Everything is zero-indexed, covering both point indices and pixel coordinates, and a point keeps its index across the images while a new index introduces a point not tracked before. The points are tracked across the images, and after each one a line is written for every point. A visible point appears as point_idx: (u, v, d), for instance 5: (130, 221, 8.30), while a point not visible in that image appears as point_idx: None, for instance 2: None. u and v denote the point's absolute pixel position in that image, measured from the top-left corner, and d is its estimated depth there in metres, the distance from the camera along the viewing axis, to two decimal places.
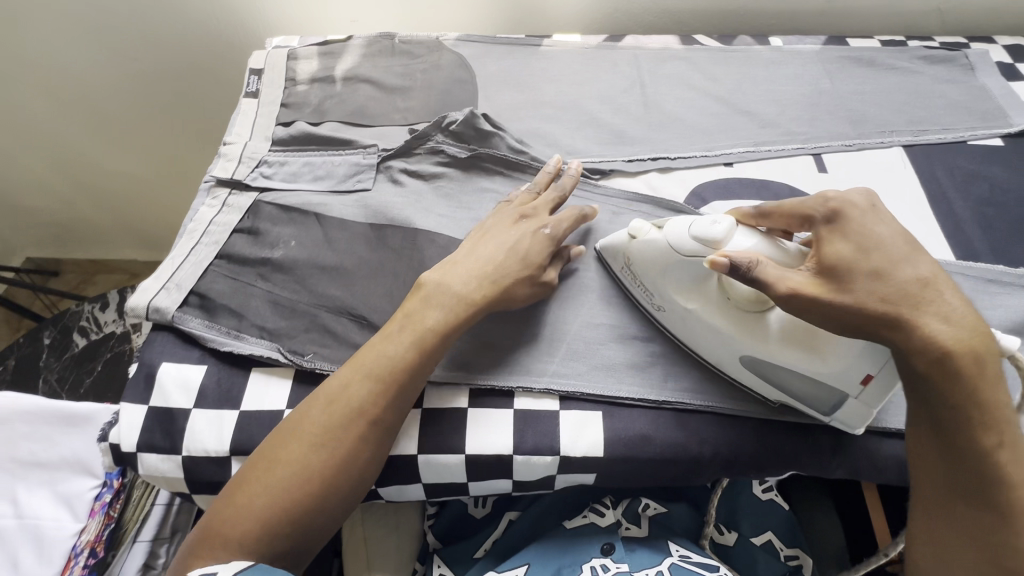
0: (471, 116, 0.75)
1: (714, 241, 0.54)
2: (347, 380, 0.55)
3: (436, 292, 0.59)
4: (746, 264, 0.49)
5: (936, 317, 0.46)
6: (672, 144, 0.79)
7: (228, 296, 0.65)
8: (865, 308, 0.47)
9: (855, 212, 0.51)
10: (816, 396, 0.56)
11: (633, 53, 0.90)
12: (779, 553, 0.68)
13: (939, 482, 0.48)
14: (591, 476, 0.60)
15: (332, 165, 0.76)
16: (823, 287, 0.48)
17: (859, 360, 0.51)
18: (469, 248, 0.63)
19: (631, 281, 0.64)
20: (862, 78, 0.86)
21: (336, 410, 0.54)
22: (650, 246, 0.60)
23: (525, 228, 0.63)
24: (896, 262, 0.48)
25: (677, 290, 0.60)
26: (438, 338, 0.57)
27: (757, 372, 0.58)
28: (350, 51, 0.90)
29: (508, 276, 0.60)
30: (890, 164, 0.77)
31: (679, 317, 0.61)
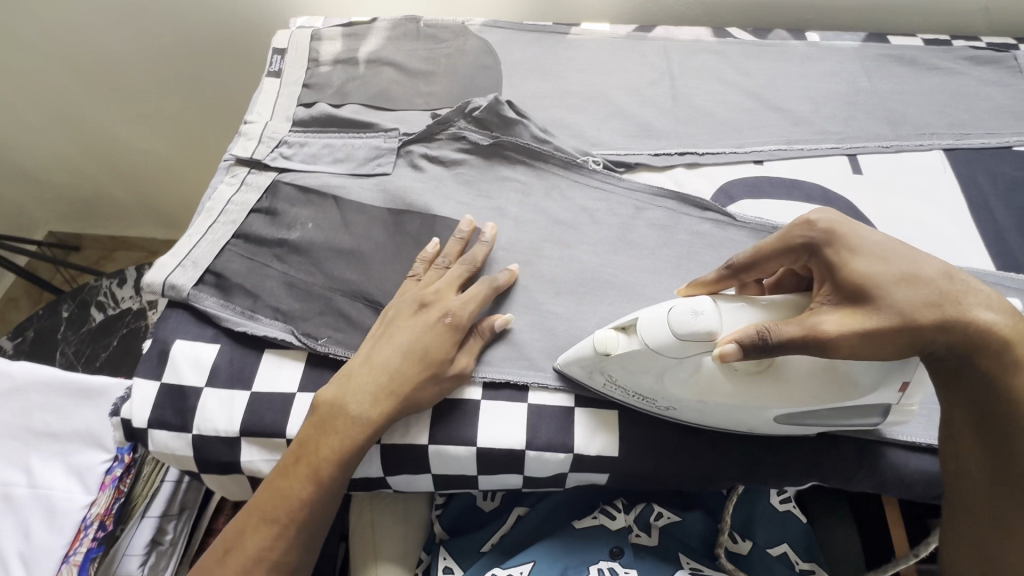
0: (495, 103, 0.73)
1: (706, 334, 0.48)
2: (242, 526, 0.54)
3: (329, 415, 0.54)
4: (755, 337, 0.45)
5: (982, 308, 0.45)
6: (700, 139, 0.77)
7: (244, 276, 0.65)
8: (916, 319, 0.44)
9: (844, 228, 0.49)
10: (859, 416, 0.54)
11: (663, 44, 0.88)
12: (795, 565, 0.66)
13: (979, 478, 0.48)
14: (604, 476, 0.59)
15: (352, 148, 0.74)
16: (861, 316, 0.45)
17: (891, 376, 0.49)
18: (367, 353, 0.57)
19: (616, 392, 0.56)
20: (902, 78, 0.83)
21: (232, 561, 0.53)
22: (631, 359, 0.52)
23: (422, 320, 0.58)
24: (919, 259, 0.47)
25: (683, 391, 0.53)
26: (336, 465, 0.53)
27: (794, 423, 0.54)
28: (374, 34, 0.88)
29: (409, 381, 0.55)
30: (929, 168, 0.74)
31: (696, 409, 0.54)
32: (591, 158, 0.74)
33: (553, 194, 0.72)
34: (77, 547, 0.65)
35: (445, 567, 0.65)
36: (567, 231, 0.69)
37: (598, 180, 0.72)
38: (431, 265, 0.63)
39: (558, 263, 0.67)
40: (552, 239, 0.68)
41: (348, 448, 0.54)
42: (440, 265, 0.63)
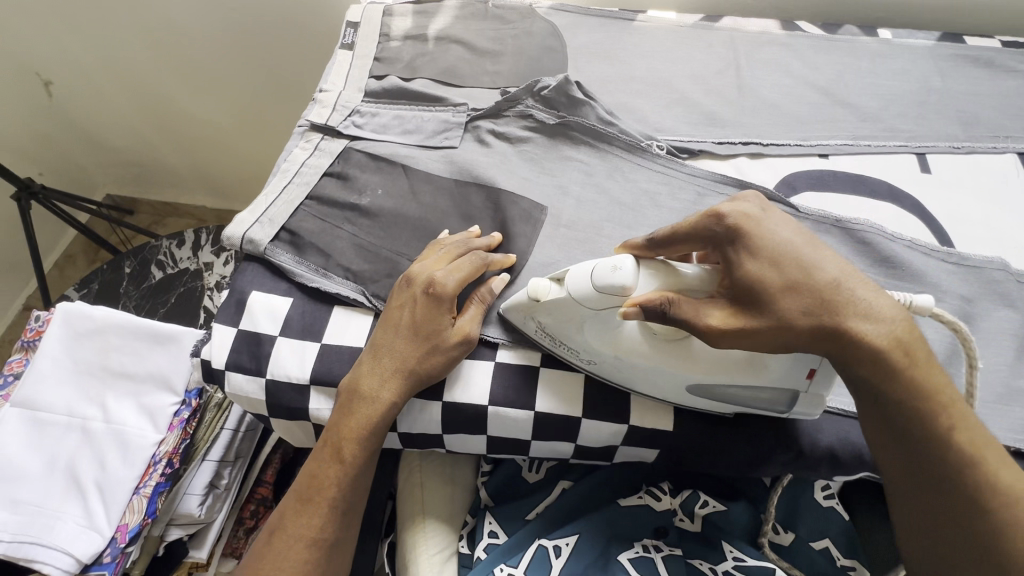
0: (564, 83, 0.74)
1: (619, 288, 0.49)
2: (286, 506, 0.59)
3: (346, 398, 0.57)
4: (657, 307, 0.48)
5: (861, 318, 0.44)
6: (765, 130, 0.77)
7: (316, 235, 0.68)
8: (792, 326, 0.45)
9: (750, 224, 0.48)
10: (770, 401, 0.54)
11: (730, 34, 0.88)
12: (836, 561, 0.66)
13: (915, 480, 0.47)
14: (653, 452, 0.60)
15: (421, 120, 0.77)
16: (742, 314, 0.47)
17: (797, 363, 0.51)
18: (374, 338, 0.59)
19: (548, 340, 0.58)
20: (977, 79, 0.81)
21: (274, 539, 0.57)
22: (559, 306, 0.54)
23: (413, 301, 0.59)
24: (806, 266, 0.46)
25: (599, 345, 0.55)
26: (359, 441, 0.56)
27: (706, 396, 0.55)
28: (444, 12, 0.90)
29: (413, 358, 0.57)
30: (1001, 171, 0.73)
31: (614, 368, 0.56)
32: (655, 143, 0.74)
33: (615, 176, 0.73)
34: (147, 481, 0.69)
35: (491, 531, 0.67)
36: (628, 212, 0.70)
37: (661, 164, 0.73)
38: (429, 248, 0.63)
39: (619, 243, 0.68)
40: (614, 219, 0.70)
41: (360, 427, 0.56)
42: (433, 247, 0.63)
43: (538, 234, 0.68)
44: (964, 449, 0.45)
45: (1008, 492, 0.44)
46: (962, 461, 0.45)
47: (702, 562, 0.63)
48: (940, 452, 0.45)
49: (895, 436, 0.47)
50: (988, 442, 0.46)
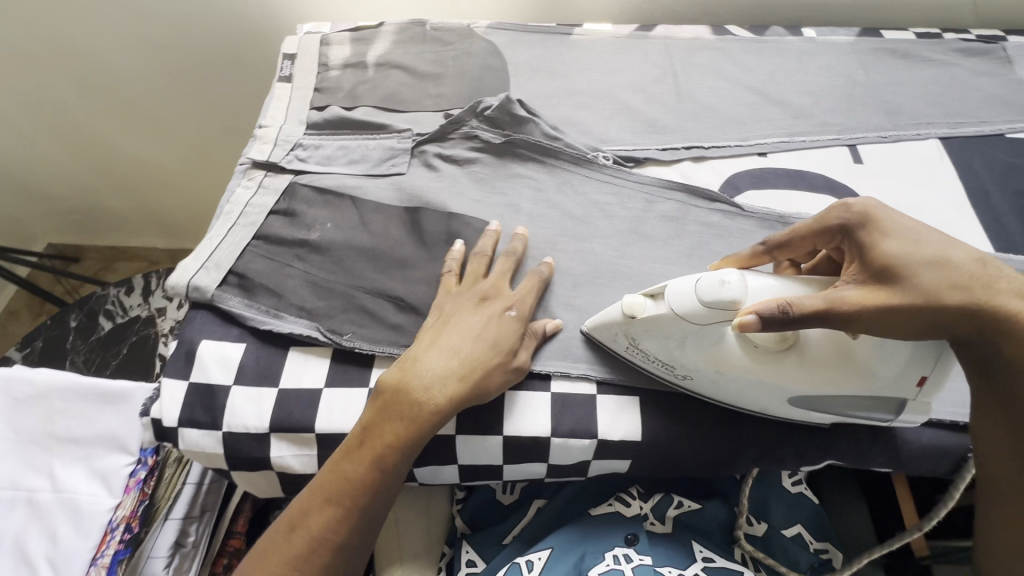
0: (506, 101, 0.75)
1: (731, 302, 0.49)
2: (312, 504, 0.53)
3: (396, 398, 0.54)
4: (777, 311, 0.46)
5: (1013, 295, 0.47)
6: (706, 133, 0.79)
7: (266, 276, 0.66)
8: (943, 300, 0.46)
9: (880, 214, 0.50)
10: (870, 408, 0.55)
11: (664, 43, 0.90)
12: (808, 545, 0.68)
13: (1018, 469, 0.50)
14: (626, 462, 0.60)
15: (367, 149, 0.76)
16: (878, 295, 0.46)
17: (911, 366, 0.51)
18: (431, 339, 0.57)
19: (638, 356, 0.58)
20: (897, 70, 0.85)
21: (297, 538, 0.53)
22: (655, 321, 0.53)
23: (490, 313, 0.59)
24: (949, 248, 0.48)
25: (702, 361, 0.55)
26: (404, 447, 0.54)
27: (805, 405, 0.56)
28: (382, 38, 0.90)
29: (481, 366, 0.55)
30: (927, 157, 0.76)
31: (711, 381, 0.56)
32: (601, 154, 0.76)
33: (566, 190, 0.73)
34: (105, 549, 0.66)
35: (468, 560, 0.67)
36: (580, 224, 0.71)
37: (609, 175, 0.74)
38: (478, 260, 0.64)
39: (574, 256, 0.68)
40: (567, 233, 0.70)
41: (412, 429, 0.53)
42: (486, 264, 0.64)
43: (495, 253, 0.68)
44: None
45: None
46: None
47: (671, 569, 0.60)
48: None
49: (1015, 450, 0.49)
50: None
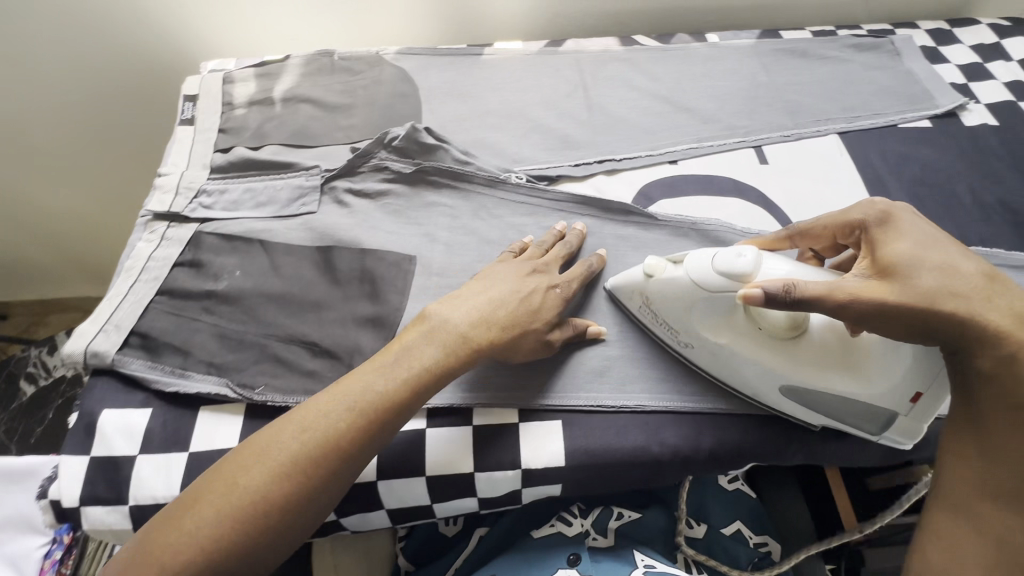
0: (413, 131, 0.75)
1: (741, 275, 0.50)
2: (333, 405, 0.50)
3: (437, 327, 0.55)
4: (781, 290, 0.48)
5: (1008, 312, 0.45)
6: (617, 145, 0.80)
7: (172, 334, 0.63)
8: (934, 305, 0.45)
9: (904, 216, 0.50)
10: (860, 417, 0.56)
11: (574, 57, 0.91)
12: (748, 540, 0.70)
13: (973, 480, 0.47)
14: (558, 487, 0.58)
15: (274, 190, 0.74)
16: (880, 289, 0.46)
17: (909, 380, 0.51)
18: (474, 287, 0.58)
19: (649, 318, 0.61)
20: (796, 70, 0.88)
21: (305, 435, 0.49)
22: (671, 283, 0.57)
23: (537, 284, 0.60)
24: (958, 254, 0.47)
25: (709, 325, 0.57)
26: (435, 378, 0.53)
27: (798, 399, 0.56)
28: (288, 71, 0.88)
29: (516, 327, 0.56)
30: (827, 153, 0.79)
31: (711, 353, 0.58)
32: (514, 175, 0.75)
33: (481, 214, 0.73)
34: None
35: None
36: (496, 248, 0.70)
37: (523, 196, 0.74)
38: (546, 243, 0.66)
39: None
40: (484, 259, 0.70)
41: (450, 357, 0.53)
42: (542, 246, 0.66)
43: (411, 286, 0.67)
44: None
45: None
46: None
47: None
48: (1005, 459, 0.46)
49: (981, 481, 0.47)
50: None
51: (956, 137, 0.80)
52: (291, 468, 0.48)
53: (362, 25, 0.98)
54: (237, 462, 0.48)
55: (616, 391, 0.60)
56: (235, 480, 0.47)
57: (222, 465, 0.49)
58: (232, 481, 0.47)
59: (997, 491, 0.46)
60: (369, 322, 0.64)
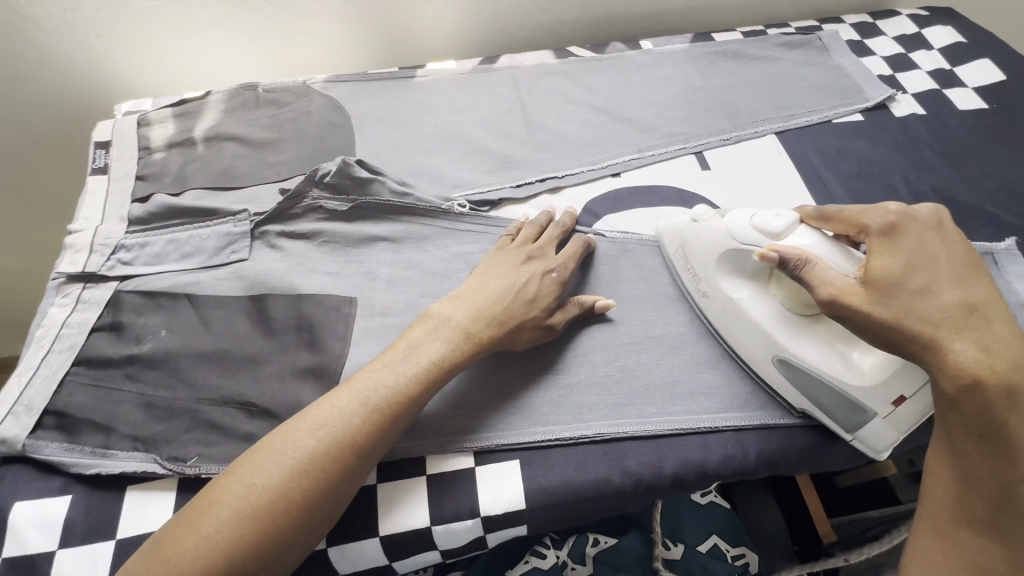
0: (344, 166, 0.70)
1: (774, 233, 0.55)
2: (347, 401, 0.51)
3: (441, 325, 0.57)
4: (798, 261, 0.51)
5: (971, 343, 0.45)
6: (559, 162, 0.78)
7: (91, 409, 0.58)
8: (900, 325, 0.46)
9: (912, 228, 0.50)
10: (841, 412, 0.55)
11: (509, 73, 0.89)
12: (726, 555, 0.69)
13: (955, 501, 0.47)
14: (524, 528, 0.56)
15: (200, 239, 0.69)
16: (864, 297, 0.48)
17: (895, 377, 0.51)
18: (482, 279, 0.61)
19: (682, 263, 0.65)
20: (730, 72, 0.89)
21: (320, 430, 0.49)
22: (709, 231, 0.61)
23: (533, 270, 0.62)
24: (947, 282, 0.47)
25: (728, 274, 0.61)
26: (444, 373, 0.55)
27: (789, 374, 0.56)
28: (210, 108, 0.83)
29: (515, 317, 0.58)
30: (766, 154, 0.79)
31: (721, 306, 0.61)
32: (455, 201, 0.73)
33: (424, 246, 0.70)
34: None
35: None
36: (442, 281, 0.68)
37: (466, 223, 0.71)
38: (539, 226, 0.67)
39: None
40: (429, 293, 0.67)
41: (458, 350, 0.56)
42: (538, 225, 0.67)
43: (353, 330, 0.63)
44: (1008, 497, 0.44)
45: None
46: (1004, 503, 0.44)
47: None
48: (986, 485, 0.45)
49: (959, 505, 0.46)
50: None
51: (888, 129, 0.81)
52: (309, 464, 0.48)
53: (287, 54, 0.94)
54: (254, 461, 0.48)
55: (574, 420, 0.58)
56: (250, 482, 0.47)
57: (233, 469, 0.48)
58: (251, 479, 0.47)
59: (970, 517, 0.46)
60: (309, 374, 0.60)
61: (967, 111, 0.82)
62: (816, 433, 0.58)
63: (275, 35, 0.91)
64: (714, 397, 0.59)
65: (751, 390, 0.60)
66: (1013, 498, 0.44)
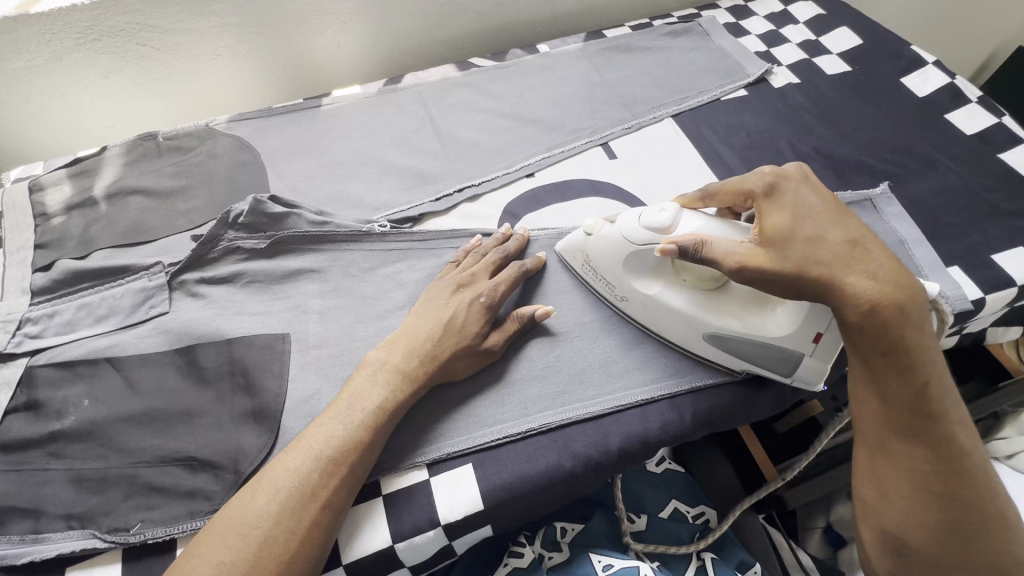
0: (256, 203, 0.69)
1: (663, 228, 0.57)
2: (301, 460, 0.51)
3: (374, 369, 0.57)
4: (693, 246, 0.54)
5: (861, 276, 0.50)
6: (474, 171, 0.80)
7: (14, 495, 0.55)
8: (801, 272, 0.51)
9: (786, 184, 0.56)
10: (773, 363, 0.60)
11: (415, 91, 0.90)
12: (687, 515, 0.72)
13: (881, 417, 0.50)
14: (489, 527, 0.57)
15: (114, 300, 0.67)
16: (763, 255, 0.53)
17: (808, 321, 0.57)
18: (408, 323, 0.61)
19: (590, 275, 0.66)
20: (624, 64, 0.94)
21: (283, 495, 0.49)
22: (606, 240, 0.63)
23: (462, 299, 0.62)
24: (828, 226, 0.53)
25: (639, 276, 0.63)
26: (388, 415, 0.55)
27: (723, 347, 0.60)
28: (108, 164, 0.80)
29: (447, 349, 0.59)
30: (666, 137, 0.85)
31: (642, 304, 0.63)
32: (376, 223, 0.73)
33: (351, 271, 0.70)
34: None
35: None
36: (373, 303, 0.68)
37: (390, 242, 0.72)
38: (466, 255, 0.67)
39: (375, 339, 0.65)
40: (363, 317, 0.67)
41: (403, 393, 0.56)
42: (480, 253, 0.67)
43: (289, 367, 0.63)
44: (921, 400, 0.49)
45: (958, 449, 0.49)
46: (920, 407, 0.49)
47: None
48: (898, 394, 0.50)
49: (885, 419, 0.50)
50: (952, 404, 0.50)
51: (769, 100, 0.88)
52: (276, 528, 0.48)
53: (185, 98, 0.92)
54: (216, 540, 0.48)
55: (524, 416, 0.59)
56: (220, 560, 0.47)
57: (194, 548, 0.48)
58: (219, 558, 0.47)
59: (894, 427, 0.50)
60: (249, 418, 0.59)
61: (835, 76, 0.91)
62: (741, 388, 0.63)
63: (169, 80, 0.88)
64: (645, 371, 0.63)
65: (678, 366, 0.63)
66: (924, 400, 0.49)
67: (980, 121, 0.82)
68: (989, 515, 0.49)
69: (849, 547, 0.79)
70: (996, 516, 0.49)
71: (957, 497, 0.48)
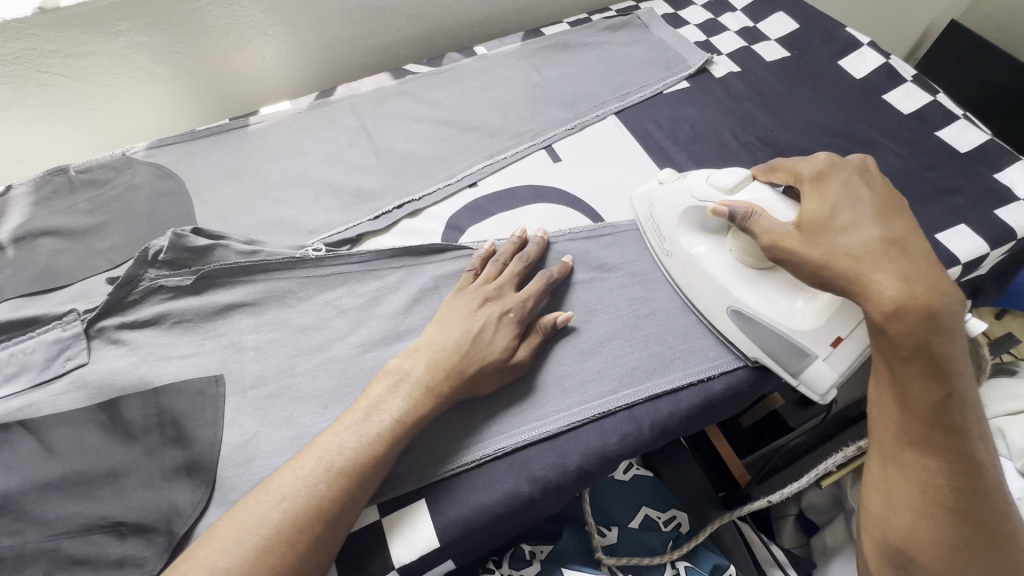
0: (176, 237, 0.64)
1: (722, 189, 0.61)
2: (311, 467, 0.47)
3: (401, 379, 0.54)
4: (743, 215, 0.57)
5: (888, 277, 0.48)
6: (413, 184, 0.77)
7: None
8: (829, 263, 0.51)
9: (838, 173, 0.56)
10: (787, 356, 0.60)
11: (348, 103, 0.86)
12: (658, 522, 0.72)
13: (897, 425, 0.49)
14: (450, 561, 0.55)
15: (25, 355, 0.61)
16: (798, 239, 0.53)
17: (831, 322, 0.57)
18: (437, 324, 0.58)
19: (649, 226, 0.70)
20: (564, 63, 0.91)
21: (290, 503, 0.45)
22: (672, 192, 0.67)
23: (489, 313, 0.59)
24: (867, 221, 0.51)
25: (689, 233, 0.66)
26: (410, 426, 0.51)
27: (740, 325, 0.61)
28: (15, 204, 0.73)
29: (472, 362, 0.55)
30: (609, 135, 0.83)
31: (683, 264, 0.66)
32: (310, 247, 0.70)
33: (288, 302, 0.66)
34: None
35: None
36: (313, 334, 0.64)
37: (327, 266, 0.68)
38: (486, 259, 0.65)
39: (317, 373, 0.62)
40: (302, 350, 0.63)
41: (433, 406, 0.53)
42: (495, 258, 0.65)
43: (224, 412, 0.59)
44: (942, 415, 0.47)
45: (976, 466, 0.47)
46: (938, 420, 0.47)
47: None
48: (919, 407, 0.47)
49: (900, 428, 0.49)
50: (975, 420, 0.48)
51: (711, 90, 0.87)
52: (278, 539, 0.44)
53: (105, 125, 0.86)
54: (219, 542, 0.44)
55: (488, 437, 0.57)
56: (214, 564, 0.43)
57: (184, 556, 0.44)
58: (212, 564, 0.43)
59: (909, 437, 0.48)
60: (182, 472, 0.55)
61: (774, 62, 0.90)
62: (692, 395, 0.61)
63: (81, 108, 0.82)
64: (605, 380, 0.61)
65: (636, 377, 0.61)
66: (946, 414, 0.47)
67: (916, 100, 0.83)
68: (994, 534, 0.47)
69: (821, 532, 0.80)
70: (1002, 538, 0.47)
71: (966, 515, 0.47)
